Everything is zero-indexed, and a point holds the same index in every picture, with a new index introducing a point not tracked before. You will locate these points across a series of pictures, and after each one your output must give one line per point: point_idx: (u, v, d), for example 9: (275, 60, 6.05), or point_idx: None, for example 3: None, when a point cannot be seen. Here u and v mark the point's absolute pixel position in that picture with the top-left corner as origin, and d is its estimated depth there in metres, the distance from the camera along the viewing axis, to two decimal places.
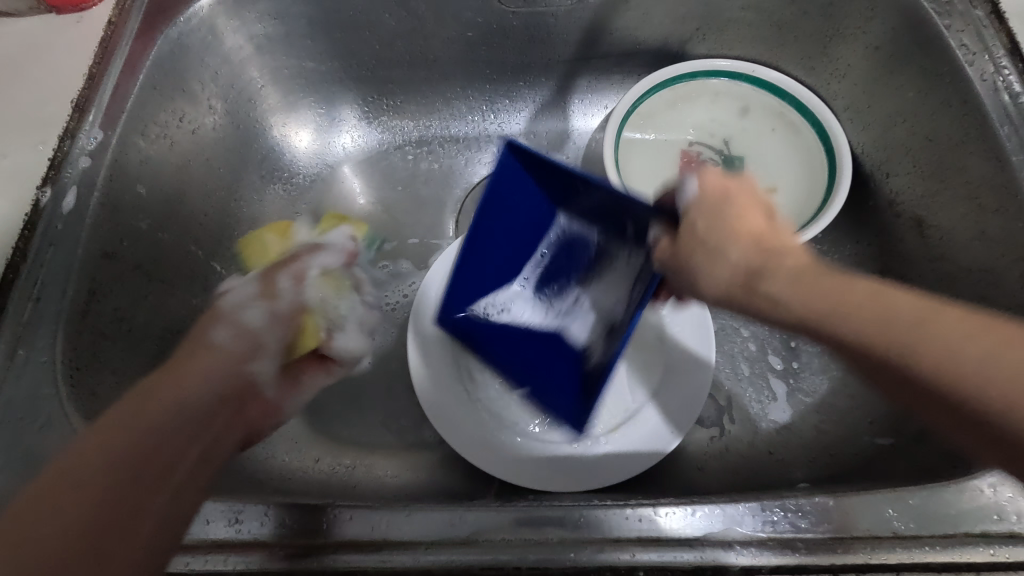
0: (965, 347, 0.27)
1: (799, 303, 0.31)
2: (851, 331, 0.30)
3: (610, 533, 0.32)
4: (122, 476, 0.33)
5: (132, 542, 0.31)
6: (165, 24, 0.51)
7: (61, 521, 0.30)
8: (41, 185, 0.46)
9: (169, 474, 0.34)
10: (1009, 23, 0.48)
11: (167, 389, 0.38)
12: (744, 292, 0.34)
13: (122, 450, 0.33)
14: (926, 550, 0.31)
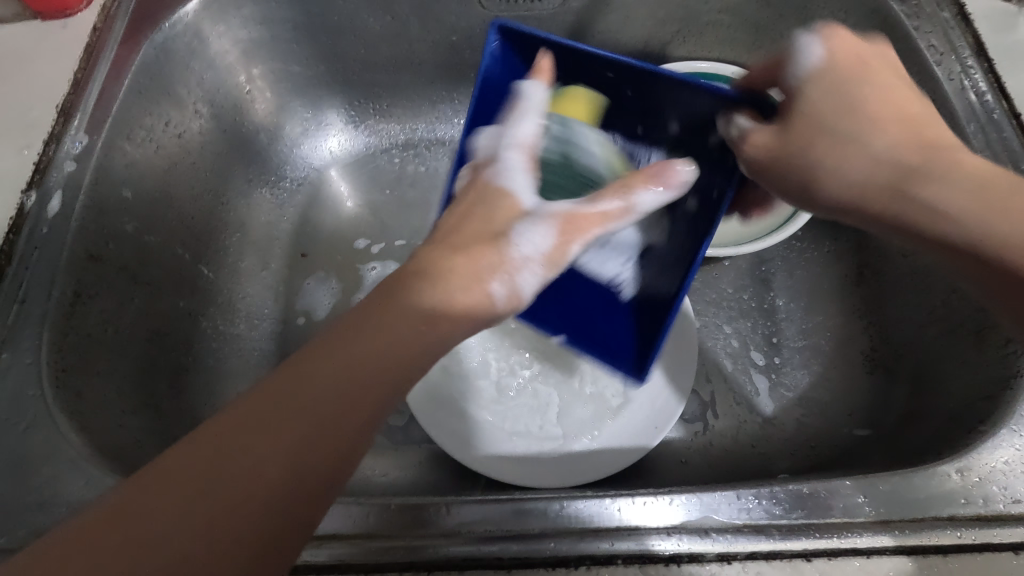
0: (949, 204, 0.33)
1: (866, 172, 0.36)
2: (891, 180, 0.35)
3: (589, 523, 0.33)
4: (295, 480, 0.27)
5: (301, 517, 0.28)
6: (151, 28, 0.52)
7: (247, 484, 0.27)
8: (26, 189, 0.46)
9: (343, 457, 0.29)
10: (975, 24, 0.49)
11: (327, 372, 0.29)
12: (815, 165, 0.37)
13: (318, 433, 0.28)
14: (895, 534, 0.32)
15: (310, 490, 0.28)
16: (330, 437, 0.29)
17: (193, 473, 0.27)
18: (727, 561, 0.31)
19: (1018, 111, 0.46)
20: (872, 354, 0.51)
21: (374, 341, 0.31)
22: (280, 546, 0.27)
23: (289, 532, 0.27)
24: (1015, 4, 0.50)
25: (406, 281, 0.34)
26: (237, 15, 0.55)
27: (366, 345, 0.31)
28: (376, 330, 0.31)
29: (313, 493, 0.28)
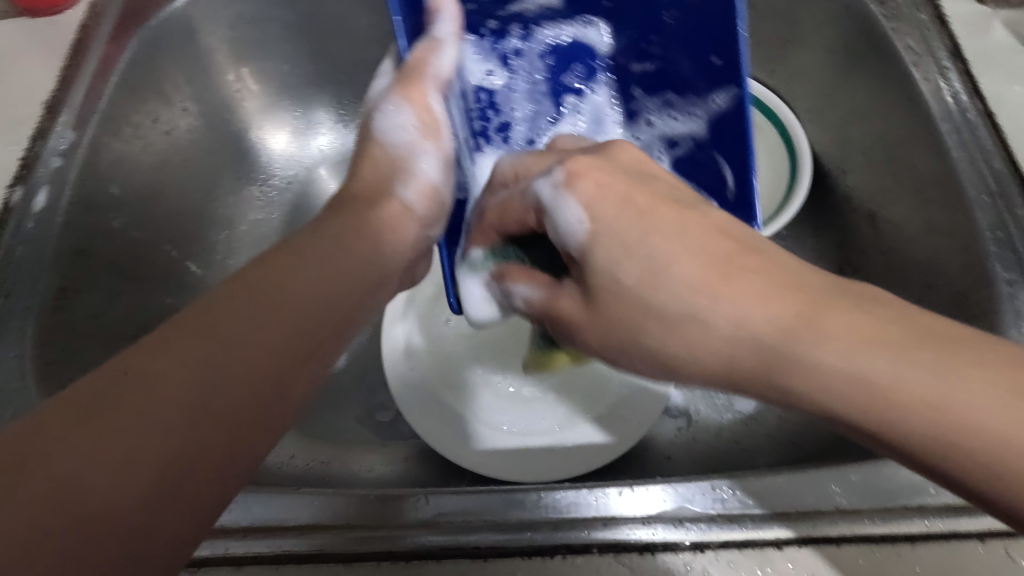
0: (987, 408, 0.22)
1: (782, 320, 0.26)
2: (877, 374, 0.24)
3: (566, 513, 0.34)
4: (292, 352, 0.28)
5: (289, 401, 0.28)
6: (139, 26, 0.52)
7: (234, 372, 0.26)
8: (11, 183, 0.46)
9: (326, 343, 0.30)
10: (951, 27, 0.50)
11: (308, 269, 0.30)
12: (746, 351, 0.27)
13: (294, 312, 0.29)
14: (865, 523, 0.32)
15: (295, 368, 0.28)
16: (305, 322, 0.29)
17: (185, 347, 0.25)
18: (700, 549, 0.32)
19: (992, 111, 0.46)
20: None
21: (368, 241, 0.35)
22: (274, 412, 0.27)
23: (278, 404, 0.27)
24: (991, 6, 0.51)
25: (391, 172, 0.41)
26: (225, 14, 0.56)
27: (366, 245, 0.35)
28: (381, 219, 0.37)
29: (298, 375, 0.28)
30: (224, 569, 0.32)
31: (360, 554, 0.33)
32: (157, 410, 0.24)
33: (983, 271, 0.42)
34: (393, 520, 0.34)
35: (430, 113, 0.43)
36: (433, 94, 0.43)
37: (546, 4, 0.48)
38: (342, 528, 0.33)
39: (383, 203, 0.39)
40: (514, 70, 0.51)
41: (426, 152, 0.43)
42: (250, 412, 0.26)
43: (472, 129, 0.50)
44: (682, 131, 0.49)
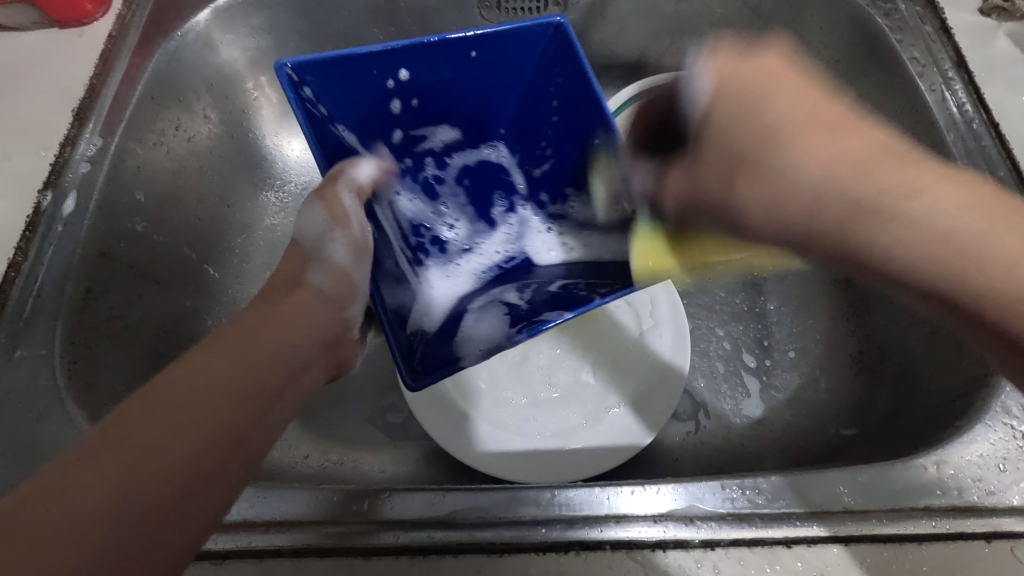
0: (952, 203, 0.26)
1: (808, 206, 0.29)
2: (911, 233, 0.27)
3: (579, 511, 0.34)
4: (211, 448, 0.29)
5: (210, 500, 0.28)
6: (163, 37, 0.54)
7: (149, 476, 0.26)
8: (42, 189, 0.48)
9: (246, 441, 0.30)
10: (956, 38, 0.51)
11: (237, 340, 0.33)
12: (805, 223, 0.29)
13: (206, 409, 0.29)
14: (874, 522, 0.33)
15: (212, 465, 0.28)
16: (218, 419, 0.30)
17: (108, 459, 0.26)
18: (711, 547, 0.33)
19: (996, 121, 0.47)
20: (859, 356, 0.52)
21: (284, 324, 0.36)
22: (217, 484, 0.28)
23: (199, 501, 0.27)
24: (994, 18, 0.52)
25: (303, 261, 0.41)
26: (246, 25, 0.57)
27: (281, 331, 0.36)
28: (293, 305, 0.38)
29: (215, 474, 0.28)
30: (247, 561, 0.33)
31: (379, 548, 0.34)
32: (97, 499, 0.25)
33: None
34: (410, 515, 0.35)
35: (342, 208, 0.42)
36: (347, 195, 0.43)
37: (450, 140, 0.54)
38: (361, 523, 0.34)
39: (293, 290, 0.39)
40: (441, 198, 0.55)
41: (335, 241, 0.41)
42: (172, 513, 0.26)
43: (409, 248, 0.51)
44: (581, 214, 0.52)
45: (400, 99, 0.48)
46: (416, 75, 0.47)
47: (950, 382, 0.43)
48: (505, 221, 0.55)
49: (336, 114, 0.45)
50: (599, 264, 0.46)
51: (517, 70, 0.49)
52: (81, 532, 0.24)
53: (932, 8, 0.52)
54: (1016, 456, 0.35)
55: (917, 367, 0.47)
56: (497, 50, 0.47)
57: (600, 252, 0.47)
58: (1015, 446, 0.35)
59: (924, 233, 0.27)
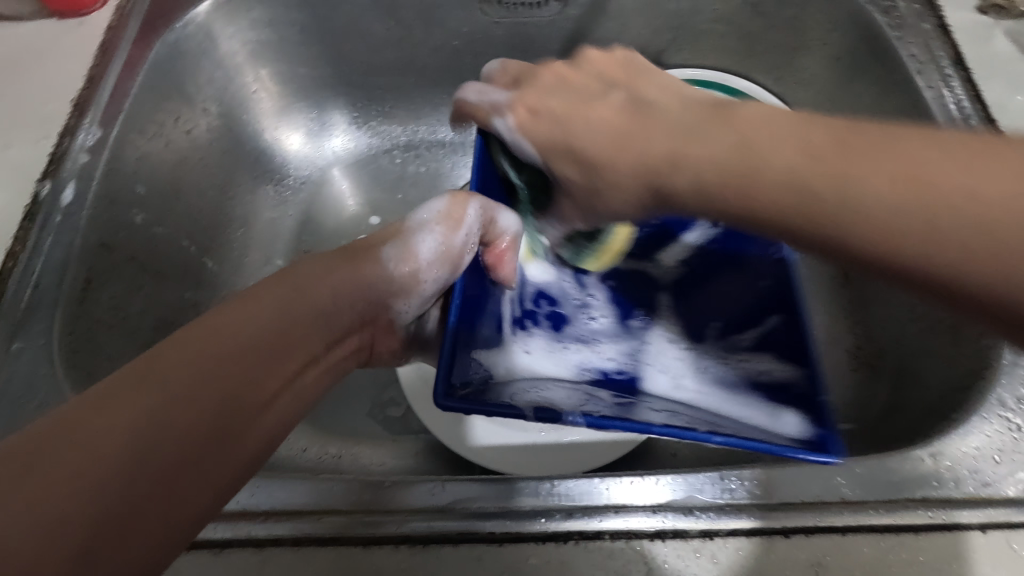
0: (882, 180, 0.26)
1: (707, 169, 0.31)
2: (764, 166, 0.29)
3: (578, 501, 0.35)
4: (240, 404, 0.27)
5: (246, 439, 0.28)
6: (163, 29, 0.54)
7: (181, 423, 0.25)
8: (41, 179, 0.48)
9: (273, 402, 0.29)
10: (954, 35, 0.51)
11: (287, 292, 0.33)
12: (703, 172, 0.32)
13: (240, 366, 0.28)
14: (871, 513, 0.33)
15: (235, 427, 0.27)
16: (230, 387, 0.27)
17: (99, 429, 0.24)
18: (710, 536, 0.33)
19: (994, 117, 0.47)
20: (857, 351, 0.53)
21: (330, 289, 0.35)
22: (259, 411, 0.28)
23: (215, 465, 0.26)
24: (992, 16, 0.53)
25: (377, 239, 0.40)
26: (246, 18, 0.57)
27: (326, 294, 0.34)
28: (347, 276, 0.36)
29: (235, 435, 0.27)
30: (247, 551, 0.33)
31: (378, 537, 0.34)
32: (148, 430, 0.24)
33: None
34: (410, 505, 0.35)
35: (462, 212, 0.41)
36: (474, 203, 0.42)
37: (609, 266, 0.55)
38: (362, 512, 0.34)
39: (361, 262, 0.38)
40: (591, 291, 0.54)
41: (426, 234, 0.40)
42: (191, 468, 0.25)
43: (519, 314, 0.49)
44: (706, 361, 0.48)
45: None
46: None
47: (946, 376, 0.43)
48: (632, 337, 0.51)
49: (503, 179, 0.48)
50: (745, 424, 0.40)
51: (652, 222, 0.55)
52: (76, 513, 0.22)
53: (931, 6, 0.53)
54: (1011, 448, 0.35)
55: (913, 362, 0.47)
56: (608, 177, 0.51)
57: (748, 414, 0.41)
58: (1010, 438, 0.35)
59: (790, 161, 0.28)
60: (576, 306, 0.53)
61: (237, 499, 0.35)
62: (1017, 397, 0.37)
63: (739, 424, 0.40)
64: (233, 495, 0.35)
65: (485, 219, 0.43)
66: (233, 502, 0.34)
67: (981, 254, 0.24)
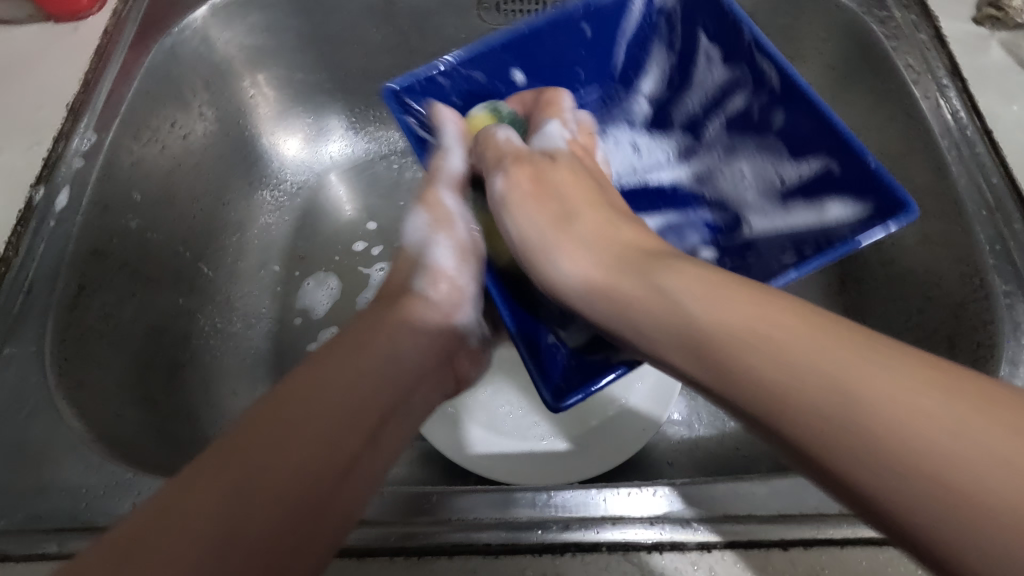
0: (806, 359, 0.25)
1: (734, 320, 0.28)
2: (758, 360, 0.26)
3: (575, 512, 0.34)
4: (326, 467, 0.28)
5: (329, 521, 0.28)
6: (160, 33, 0.54)
7: (264, 482, 0.26)
8: (34, 184, 0.47)
9: (357, 461, 0.30)
10: (950, 46, 0.52)
11: (342, 361, 0.33)
12: (682, 300, 0.30)
13: (330, 426, 0.29)
14: (868, 526, 0.33)
15: (328, 478, 0.28)
16: (312, 455, 0.28)
17: (177, 520, 0.24)
18: (706, 549, 0.33)
19: (990, 128, 0.47)
20: None
21: (387, 338, 0.36)
22: (346, 500, 0.29)
23: (317, 523, 0.27)
24: (987, 27, 0.53)
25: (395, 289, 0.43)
26: (243, 23, 0.57)
27: (385, 347, 0.36)
28: (383, 335, 0.36)
29: (333, 484, 0.28)
30: None
31: (371, 549, 0.33)
32: (232, 506, 0.25)
33: (982, 282, 0.43)
34: (404, 517, 0.34)
35: (444, 208, 0.49)
36: (444, 195, 0.49)
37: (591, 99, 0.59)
38: (356, 524, 0.34)
39: (399, 304, 0.41)
40: (659, 136, 0.58)
41: (438, 245, 0.47)
42: (302, 524, 0.26)
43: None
44: (749, 181, 0.52)
45: (510, 77, 0.54)
46: (523, 79, 0.55)
47: None
48: (696, 160, 0.56)
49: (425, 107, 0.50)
50: (806, 233, 0.46)
51: (611, 31, 0.54)
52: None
53: (927, 16, 0.53)
54: None
55: None
56: (528, 51, 0.52)
57: (806, 223, 0.47)
58: None
59: (751, 314, 0.27)
60: (653, 169, 0.58)
61: None
62: None
63: (811, 230, 0.45)
64: None
65: (455, 188, 0.50)
66: None
67: (859, 405, 0.23)
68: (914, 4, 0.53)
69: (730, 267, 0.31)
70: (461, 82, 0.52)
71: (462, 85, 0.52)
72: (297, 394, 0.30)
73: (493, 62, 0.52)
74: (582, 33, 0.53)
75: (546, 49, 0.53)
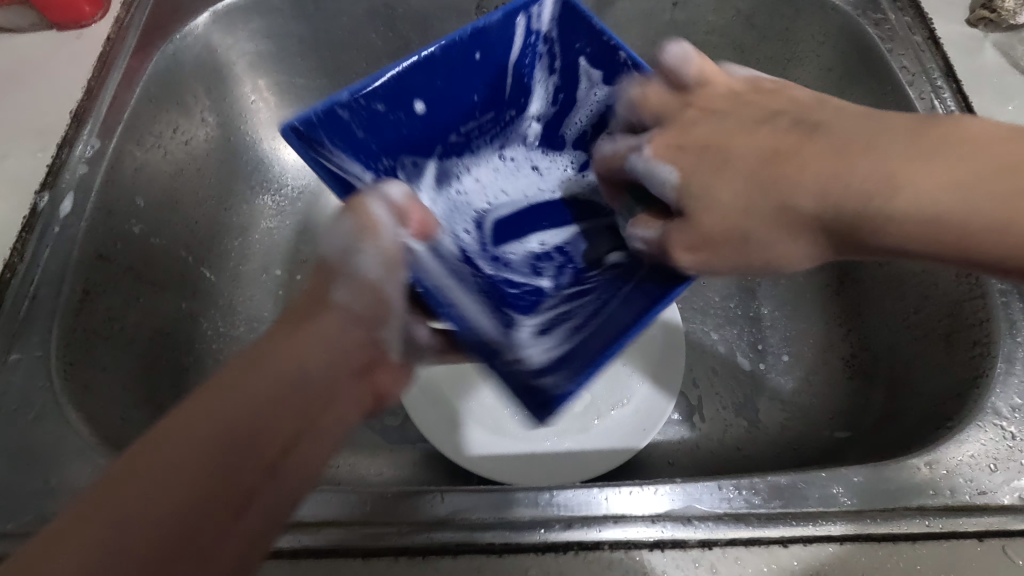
0: (929, 181, 0.30)
1: (943, 195, 0.30)
2: (942, 202, 0.30)
3: (578, 511, 0.35)
4: (235, 481, 0.27)
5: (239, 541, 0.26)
6: (162, 40, 0.54)
7: (166, 497, 0.25)
8: (39, 190, 0.48)
9: (276, 473, 0.28)
10: (944, 48, 0.52)
11: (272, 365, 0.30)
12: (880, 220, 0.31)
13: (242, 432, 0.27)
14: (868, 522, 0.33)
15: (248, 496, 0.27)
16: (222, 469, 0.26)
17: (89, 525, 0.24)
18: (708, 546, 0.33)
19: None
20: (852, 361, 0.52)
21: (325, 329, 0.33)
22: (271, 511, 0.28)
23: (216, 548, 0.25)
24: (981, 29, 0.54)
25: (331, 273, 0.37)
26: (245, 29, 0.58)
27: (321, 342, 0.33)
28: (317, 330, 0.33)
29: (252, 503, 0.27)
30: None
31: (375, 549, 0.33)
32: (141, 521, 0.24)
33: (976, 281, 0.42)
34: (409, 517, 0.35)
35: (371, 216, 0.37)
36: (374, 204, 0.38)
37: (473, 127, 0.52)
38: (362, 524, 0.34)
39: (329, 305, 0.35)
40: (512, 148, 0.55)
41: (363, 253, 0.37)
42: (187, 558, 0.24)
43: (477, 271, 0.47)
44: None
45: (414, 111, 0.47)
46: (422, 110, 0.48)
47: (941, 384, 0.43)
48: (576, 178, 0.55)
49: (354, 121, 0.44)
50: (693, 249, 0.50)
51: (501, 50, 0.48)
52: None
53: (921, 19, 0.53)
54: (1006, 456, 0.36)
55: (906, 370, 0.47)
56: (426, 78, 0.46)
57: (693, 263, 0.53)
58: (1004, 446, 0.36)
59: (936, 175, 0.30)
60: (512, 193, 0.55)
61: None
62: (1010, 405, 0.38)
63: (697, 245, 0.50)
64: None
65: (397, 211, 0.39)
66: None
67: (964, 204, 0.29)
68: (908, 6, 0.54)
69: (892, 140, 0.32)
70: (362, 112, 0.44)
71: (365, 115, 0.44)
72: (211, 399, 0.28)
73: (392, 100, 0.45)
74: (470, 56, 0.47)
75: (454, 99, 0.49)
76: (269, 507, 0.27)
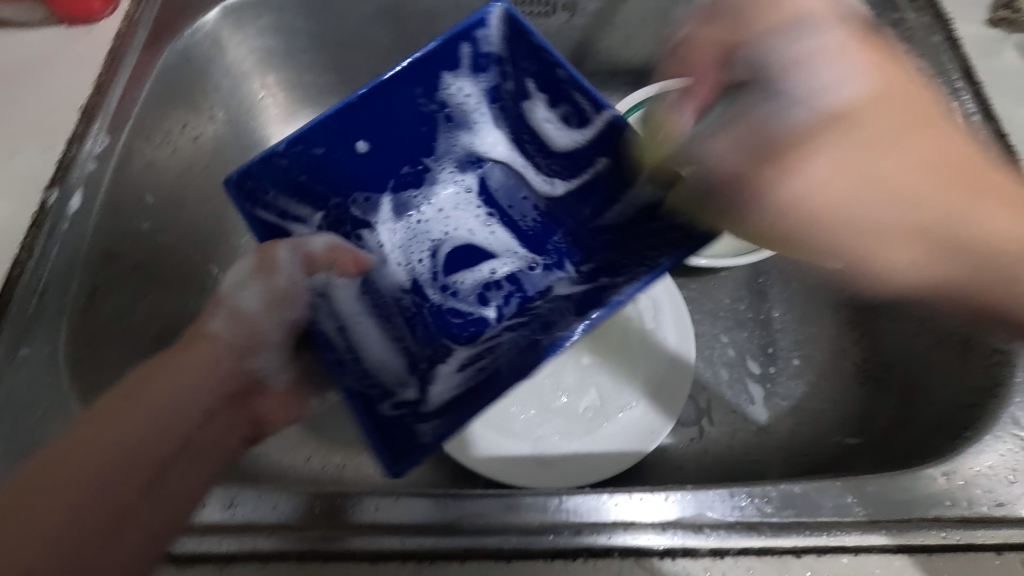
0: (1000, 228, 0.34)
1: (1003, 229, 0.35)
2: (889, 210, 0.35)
3: (586, 518, 0.34)
4: (130, 482, 0.33)
5: (157, 541, 0.32)
6: (171, 36, 0.54)
7: (69, 507, 0.31)
8: (48, 186, 0.48)
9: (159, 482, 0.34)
10: (964, 49, 0.51)
11: (163, 381, 0.37)
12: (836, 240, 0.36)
13: (125, 442, 0.34)
14: (883, 533, 0.33)
15: (144, 500, 0.33)
16: (114, 480, 0.32)
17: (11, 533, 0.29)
18: (720, 555, 0.33)
19: (1005, 132, 0.47)
20: (864, 364, 0.52)
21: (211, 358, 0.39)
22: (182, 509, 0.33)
23: (153, 549, 0.32)
24: (1002, 30, 0.53)
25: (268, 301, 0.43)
26: (254, 25, 0.57)
27: (202, 365, 0.39)
28: (192, 359, 0.39)
29: (148, 508, 0.33)
30: (253, 566, 0.33)
31: (381, 552, 0.33)
32: (49, 529, 0.30)
33: None
34: (415, 521, 0.34)
35: (274, 259, 0.43)
36: (283, 249, 0.43)
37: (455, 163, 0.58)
38: (368, 527, 0.34)
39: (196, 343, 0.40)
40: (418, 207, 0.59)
41: (248, 289, 0.42)
42: (91, 548, 0.30)
43: (422, 300, 0.55)
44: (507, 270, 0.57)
45: (364, 147, 0.51)
46: (365, 148, 0.51)
47: (955, 391, 0.43)
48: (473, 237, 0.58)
49: (304, 144, 0.46)
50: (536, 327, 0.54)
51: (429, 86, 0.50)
52: None
53: (941, 19, 0.52)
54: None
55: (920, 375, 0.47)
56: (379, 116, 0.50)
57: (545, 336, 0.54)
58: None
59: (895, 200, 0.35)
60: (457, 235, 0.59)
61: (242, 513, 0.34)
62: None
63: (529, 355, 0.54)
64: (236, 508, 0.34)
65: (303, 260, 0.44)
66: (237, 515, 0.34)
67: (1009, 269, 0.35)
68: (928, 6, 0.53)
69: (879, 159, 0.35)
70: (300, 156, 0.47)
71: (304, 162, 0.47)
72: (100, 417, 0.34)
73: (334, 147, 0.49)
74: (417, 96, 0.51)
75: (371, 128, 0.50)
76: (162, 506, 0.33)
